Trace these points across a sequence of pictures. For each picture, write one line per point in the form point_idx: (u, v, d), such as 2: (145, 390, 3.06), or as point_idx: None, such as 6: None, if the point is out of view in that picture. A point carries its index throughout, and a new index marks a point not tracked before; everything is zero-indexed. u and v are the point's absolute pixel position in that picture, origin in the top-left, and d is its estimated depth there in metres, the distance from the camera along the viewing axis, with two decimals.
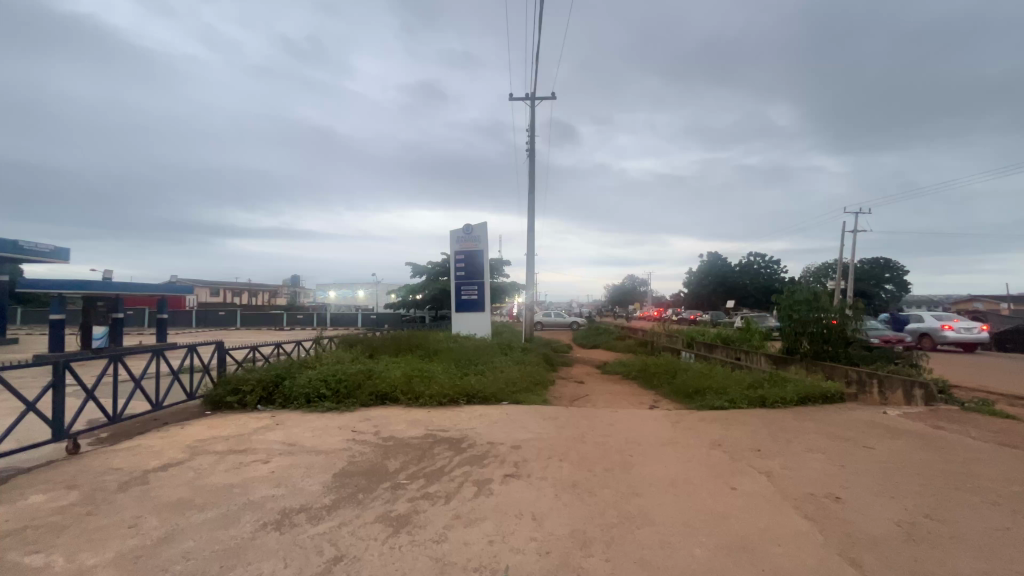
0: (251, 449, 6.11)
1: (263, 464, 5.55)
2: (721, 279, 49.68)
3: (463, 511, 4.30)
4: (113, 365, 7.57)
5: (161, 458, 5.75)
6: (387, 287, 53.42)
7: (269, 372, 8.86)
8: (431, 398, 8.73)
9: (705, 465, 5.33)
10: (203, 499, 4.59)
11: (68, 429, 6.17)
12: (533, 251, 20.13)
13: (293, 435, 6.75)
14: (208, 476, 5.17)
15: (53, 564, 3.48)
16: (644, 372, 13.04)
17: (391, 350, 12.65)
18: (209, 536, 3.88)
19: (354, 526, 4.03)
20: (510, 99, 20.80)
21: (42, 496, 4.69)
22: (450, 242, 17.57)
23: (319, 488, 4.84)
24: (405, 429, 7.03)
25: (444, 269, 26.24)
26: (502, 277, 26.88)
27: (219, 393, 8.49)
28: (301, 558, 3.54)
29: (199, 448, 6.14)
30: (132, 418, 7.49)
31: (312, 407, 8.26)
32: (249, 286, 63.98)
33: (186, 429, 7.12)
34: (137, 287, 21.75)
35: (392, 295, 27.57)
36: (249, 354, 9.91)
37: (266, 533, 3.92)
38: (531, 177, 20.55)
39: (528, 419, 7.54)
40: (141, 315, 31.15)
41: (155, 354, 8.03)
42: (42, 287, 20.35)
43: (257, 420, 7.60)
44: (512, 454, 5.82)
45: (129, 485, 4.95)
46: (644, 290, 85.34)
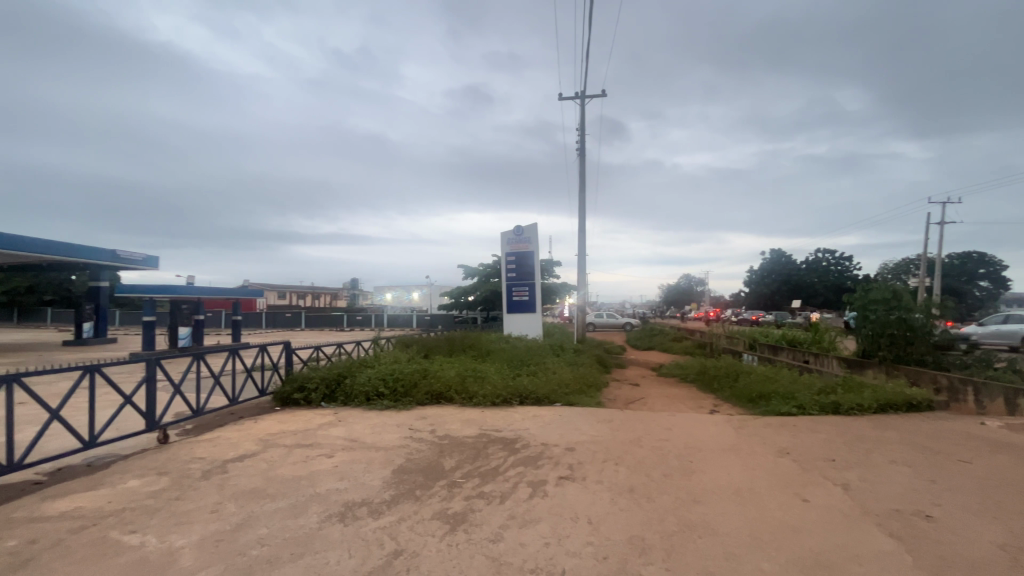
0: (317, 443, 6.44)
1: (328, 458, 5.84)
2: (787, 277, 46.81)
3: (518, 512, 4.30)
4: (196, 363, 8.24)
5: (237, 449, 6.19)
6: (440, 289, 54.68)
7: (332, 370, 9.31)
8: (484, 398, 8.82)
9: (773, 474, 5.02)
10: (274, 489, 4.89)
11: (159, 421, 6.77)
12: (584, 251, 19.90)
13: (355, 431, 7.05)
14: (278, 468, 5.50)
15: (148, 544, 3.83)
16: (703, 375, 12.52)
17: (445, 351, 12.91)
18: (281, 524, 4.12)
19: (412, 522, 4.14)
20: (559, 99, 20.67)
21: (138, 481, 5.17)
22: (501, 244, 17.68)
23: (379, 483, 5.02)
24: (460, 428, 7.15)
25: (495, 271, 26.53)
26: (553, 278, 26.79)
27: (287, 390, 9.01)
28: (364, 550, 3.68)
29: (271, 441, 6.56)
30: (213, 412, 8.10)
31: (372, 405, 8.59)
32: (313, 289, 67.69)
33: (259, 423, 7.62)
34: (215, 291, 23.57)
35: (445, 296, 28.14)
36: (314, 353, 10.47)
37: (331, 524, 4.10)
38: (582, 177, 20.32)
39: (582, 421, 7.45)
40: (219, 317, 33.77)
41: (231, 352, 8.65)
42: (135, 290, 22.49)
43: (321, 416, 8.02)
44: (566, 456, 5.77)
45: (210, 473, 5.36)
46: (701, 290, 82.04)
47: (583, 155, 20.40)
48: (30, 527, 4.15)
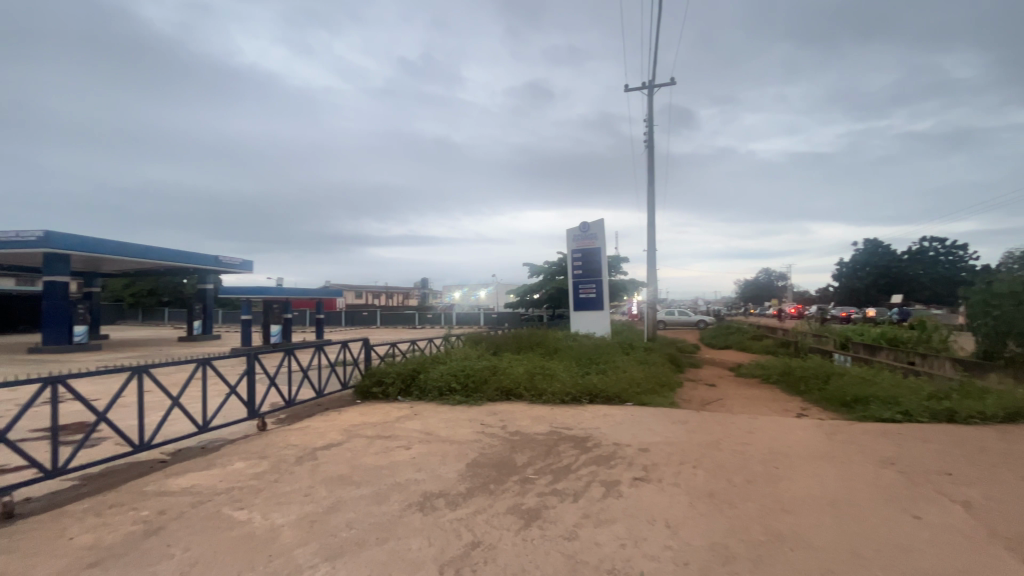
0: (395, 435, 6.77)
1: (406, 449, 6.13)
2: (884, 270, 42.32)
3: (592, 511, 4.25)
4: (288, 357, 8.98)
5: (325, 438, 6.68)
6: (506, 288, 55.37)
7: (407, 366, 9.74)
8: (553, 395, 8.82)
9: (875, 486, 4.57)
10: (359, 477, 5.21)
11: (258, 410, 7.46)
12: (653, 246, 19.25)
13: (429, 425, 7.33)
14: (362, 457, 5.85)
15: (253, 520, 4.24)
16: (788, 376, 11.64)
17: (513, 348, 13.04)
18: (366, 510, 4.38)
19: (488, 515, 4.23)
20: (625, 90, 20.17)
21: (243, 463, 5.74)
22: (567, 241, 17.55)
23: (455, 476, 5.18)
24: (531, 425, 7.20)
25: (560, 268, 26.41)
26: (621, 275, 26.18)
27: (367, 383, 9.55)
28: (443, 539, 3.82)
29: (354, 432, 7.00)
30: (303, 403, 8.80)
31: (444, 400, 8.89)
32: (386, 288, 71.28)
33: (343, 415, 8.17)
34: (301, 292, 25.51)
35: (511, 295, 28.40)
36: (390, 350, 11.02)
37: (412, 513, 4.30)
38: (650, 170, 19.64)
39: (656, 422, 7.22)
40: (304, 316, 36.57)
41: (317, 348, 9.33)
42: (234, 291, 24.89)
43: (398, 409, 8.43)
44: (640, 457, 5.63)
45: (303, 459, 5.82)
46: (783, 285, 76.39)
47: (651, 148, 19.71)
48: (159, 499, 4.74)
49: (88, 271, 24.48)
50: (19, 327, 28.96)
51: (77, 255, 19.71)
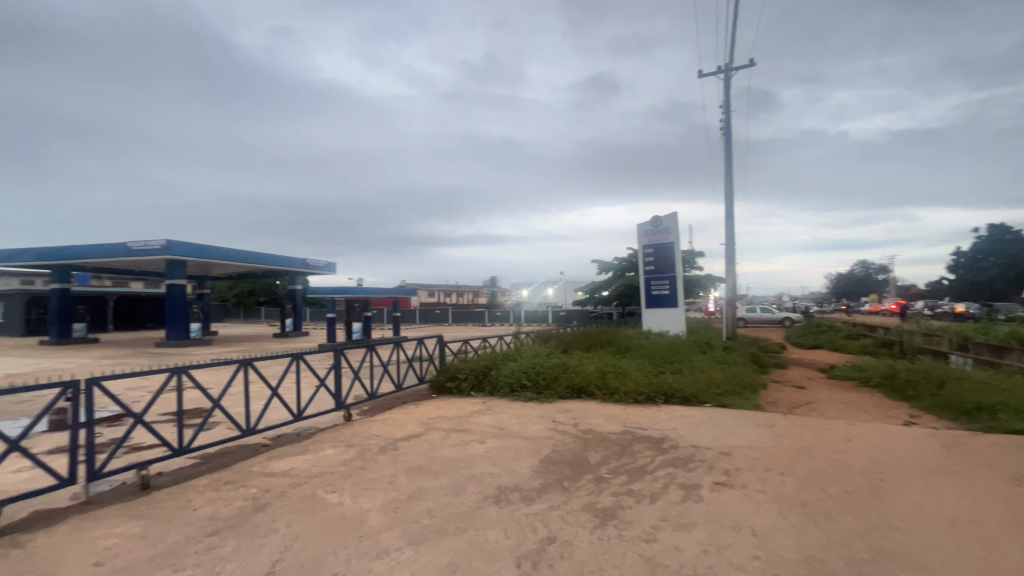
0: (470, 429, 6.98)
1: (480, 443, 6.30)
2: (1013, 260, 36.77)
3: (671, 514, 4.13)
4: (370, 353, 9.55)
5: (405, 430, 7.03)
6: (574, 285, 54.95)
7: (479, 362, 9.99)
8: (627, 395, 8.64)
9: (1008, 507, 4.00)
10: (437, 468, 5.44)
11: (345, 402, 8.02)
12: (731, 239, 18.17)
13: (502, 420, 7.47)
14: (439, 449, 6.10)
15: (344, 503, 4.57)
16: (892, 380, 10.50)
17: (583, 346, 12.91)
18: (445, 500, 4.56)
19: (563, 512, 4.24)
20: (698, 77, 19.20)
21: (333, 450, 6.20)
22: (638, 237, 17.06)
23: (529, 471, 5.25)
24: (603, 423, 7.11)
25: (631, 265, 25.75)
26: (696, 270, 24.97)
27: (441, 378, 9.92)
28: (519, 533, 3.88)
29: (431, 424, 7.31)
30: (384, 396, 9.33)
31: (515, 396, 9.03)
32: (457, 287, 73.48)
33: (420, 408, 8.56)
34: (380, 291, 26.99)
35: (579, 292, 28.09)
36: (463, 346, 11.36)
37: (488, 505, 4.42)
38: (728, 159, 18.55)
39: (738, 425, 6.84)
40: (382, 314, 38.67)
41: (395, 344, 9.84)
42: (320, 290, 26.88)
43: (472, 404, 8.68)
44: (721, 461, 5.37)
45: (385, 449, 6.18)
46: (885, 278, 68.86)
47: (727, 136, 18.62)
48: (263, 479, 5.27)
49: (201, 274, 27.59)
50: (147, 324, 33.29)
51: (192, 260, 22.29)
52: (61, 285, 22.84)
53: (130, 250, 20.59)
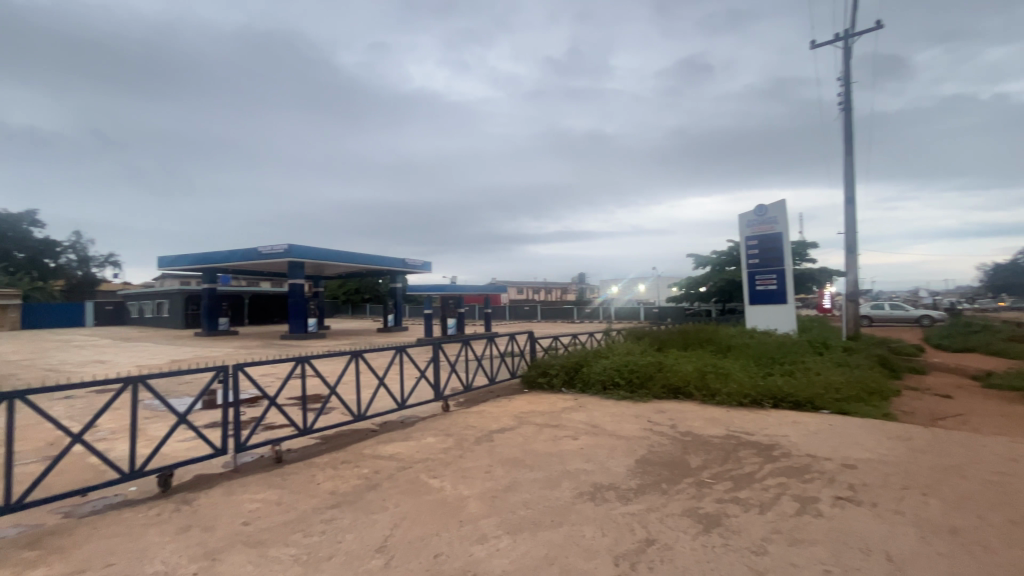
0: (562, 425, 7.00)
1: (573, 439, 6.30)
2: None
3: (785, 527, 3.80)
4: (465, 347, 9.96)
5: (499, 423, 7.25)
6: (667, 281, 52.51)
7: (570, 359, 9.97)
8: (729, 397, 8.08)
9: None
10: (531, 461, 5.55)
11: (443, 393, 8.45)
12: (853, 227, 16.15)
13: (595, 418, 7.39)
14: (533, 443, 6.20)
15: (445, 489, 4.83)
16: None
17: (680, 345, 12.29)
18: (541, 493, 4.64)
19: (662, 514, 4.10)
20: (812, 47, 17.27)
21: (434, 438, 6.58)
22: (740, 228, 15.85)
23: (624, 470, 5.15)
24: (703, 426, 6.74)
25: (731, 258, 24.02)
26: (809, 262, 22.59)
27: (533, 374, 10.03)
28: (616, 532, 3.83)
29: (525, 419, 7.44)
30: (479, 389, 9.66)
31: (608, 394, 8.88)
32: (545, 284, 73.86)
33: (513, 402, 8.76)
34: (472, 289, 27.99)
35: (673, 288, 26.76)
36: (553, 342, 11.39)
37: (583, 502, 4.41)
38: (848, 137, 16.51)
39: (864, 435, 6.09)
40: (474, 311, 40.09)
41: (489, 339, 10.13)
42: (418, 287, 28.52)
43: (564, 400, 8.69)
44: (844, 473, 4.83)
45: (481, 440, 6.43)
46: None
47: (847, 111, 16.57)
48: (373, 461, 5.74)
49: (316, 274, 30.65)
50: (275, 319, 37.77)
51: (309, 262, 24.86)
52: (209, 285, 26.75)
53: (260, 254, 23.49)
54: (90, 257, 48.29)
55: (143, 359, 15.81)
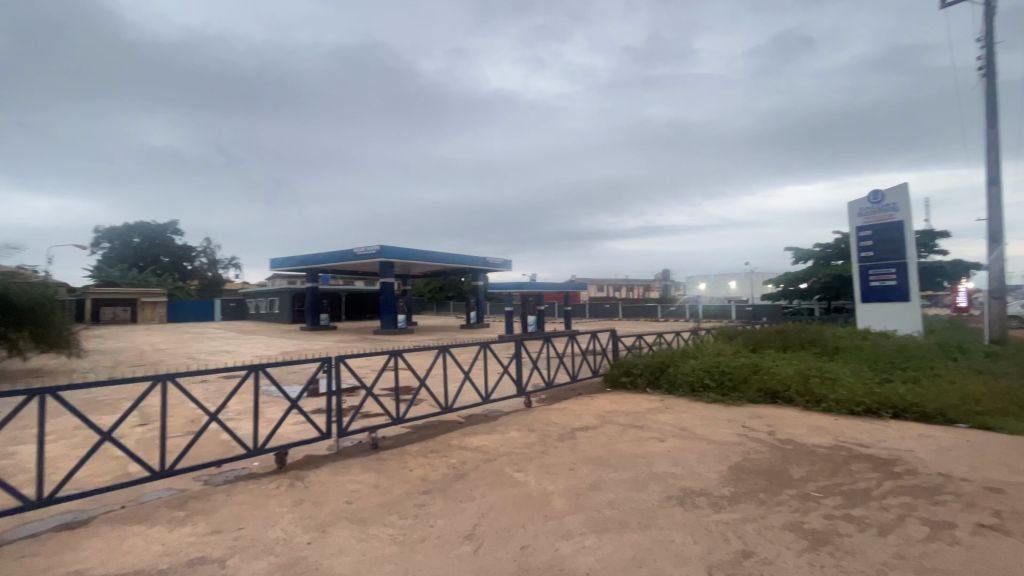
0: (648, 426, 6.79)
1: (660, 441, 6.09)
2: None
3: (910, 553, 3.38)
4: (546, 344, 9.99)
5: (582, 421, 7.21)
6: (761, 277, 48.69)
7: (655, 359, 9.63)
8: (838, 404, 7.34)
9: None
10: (616, 461, 5.45)
11: (525, 389, 8.56)
12: (997, 212, 13.82)
13: (683, 420, 7.07)
14: (617, 442, 6.09)
15: (529, 483, 4.91)
16: None
17: (778, 346, 11.36)
18: (626, 494, 4.54)
19: (760, 526, 3.83)
20: (942, 6, 15.00)
21: (517, 433, 6.70)
22: (850, 217, 14.26)
23: (717, 477, 4.88)
24: (807, 434, 6.18)
25: (838, 251, 21.69)
26: (937, 254, 19.73)
27: (616, 373, 9.81)
28: (709, 540, 3.65)
29: (608, 418, 7.32)
30: (560, 386, 9.65)
31: (697, 396, 8.45)
32: (626, 282, 71.82)
33: (595, 400, 8.65)
34: (552, 286, 27.97)
35: (769, 285, 24.73)
36: (637, 341, 11.04)
37: (672, 506, 4.25)
38: (990, 108, 14.15)
39: (1014, 456, 5.21)
40: (553, 309, 40.06)
41: (570, 337, 10.07)
42: (498, 285, 29.11)
43: (649, 401, 8.42)
44: (986, 497, 4.18)
45: (564, 437, 6.44)
46: None
47: (989, 77, 14.20)
48: (461, 452, 5.99)
49: (404, 273, 32.47)
50: (368, 315, 40.61)
51: (398, 261, 26.40)
52: (313, 284, 29.41)
53: (355, 255, 25.36)
54: (218, 261, 55.29)
55: (260, 350, 17.78)
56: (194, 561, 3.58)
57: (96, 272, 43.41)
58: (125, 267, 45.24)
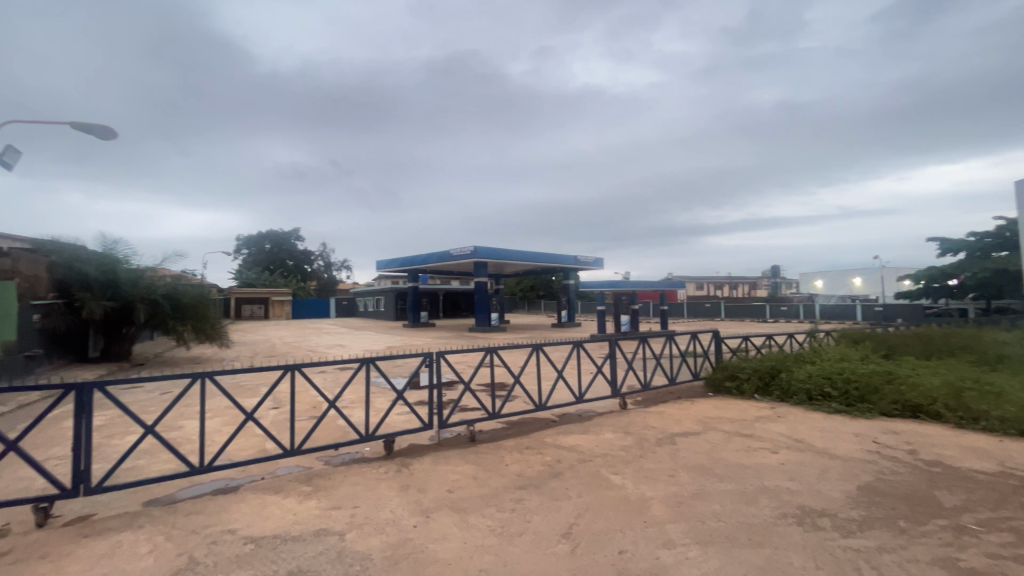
0: (757, 435, 6.26)
1: (772, 453, 5.58)
2: None
3: None
4: (642, 345, 9.61)
5: (682, 426, 6.84)
6: (895, 273, 42.54)
7: (764, 363, 8.84)
8: (1003, 423, 6.18)
9: None
10: (722, 471, 5.10)
11: (620, 391, 8.33)
12: None
13: (800, 431, 6.41)
14: (722, 451, 5.70)
15: (626, 487, 4.78)
16: None
17: (919, 352, 9.84)
18: (734, 507, 4.23)
19: (899, 558, 3.36)
20: None
21: (613, 435, 6.55)
22: (1016, 200, 11.94)
23: (843, 497, 4.36)
24: (961, 457, 5.27)
25: (1000, 241, 18.25)
26: None
27: (719, 377, 9.15)
28: (835, 567, 3.27)
29: (711, 424, 6.88)
30: (658, 388, 9.25)
31: (815, 405, 7.61)
32: (730, 279, 66.84)
33: (697, 405, 8.16)
34: (646, 284, 26.97)
35: (906, 282, 21.53)
36: (743, 344, 10.22)
37: (788, 524, 3.88)
38: None
39: None
40: (648, 308, 38.59)
41: (667, 338, 9.59)
42: (590, 283, 28.70)
43: (758, 408, 7.75)
44: None
45: (663, 441, 6.17)
46: None
47: None
48: (555, 450, 6.00)
49: (497, 273, 33.36)
50: (463, 313, 42.37)
51: (491, 262, 27.19)
52: (414, 284, 31.37)
53: (452, 256, 26.57)
54: (333, 264, 61.33)
55: (369, 345, 19.35)
56: (319, 532, 4.01)
57: (238, 275, 50.40)
58: (259, 270, 51.98)
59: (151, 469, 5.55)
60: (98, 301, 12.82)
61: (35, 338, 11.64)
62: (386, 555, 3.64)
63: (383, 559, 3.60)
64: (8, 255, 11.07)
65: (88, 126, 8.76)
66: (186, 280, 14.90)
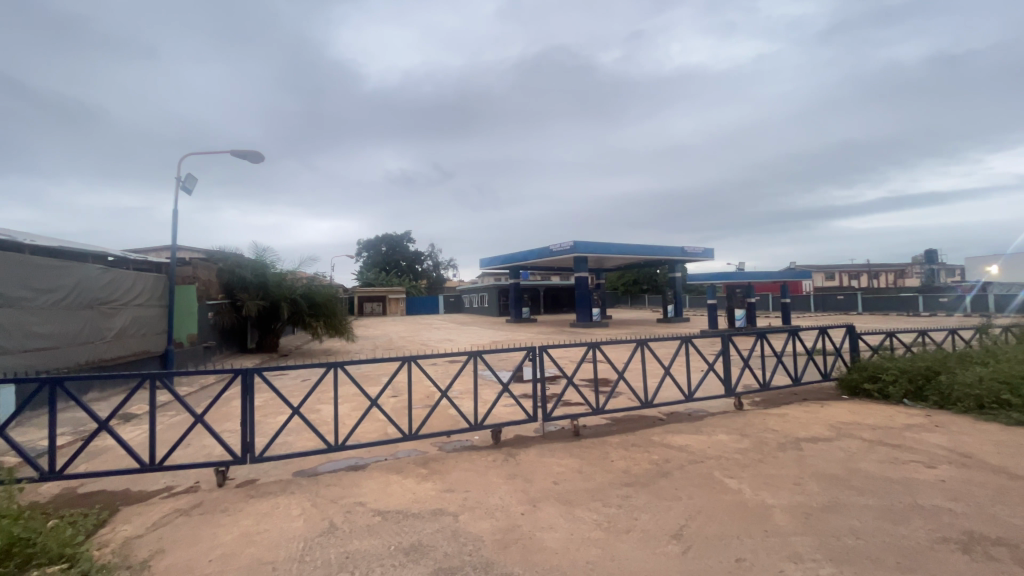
0: (908, 446, 5.42)
1: (928, 468, 4.79)
2: None
3: None
4: (760, 341, 8.82)
5: (810, 431, 6.17)
6: None
7: (915, 363, 7.63)
8: None
9: None
10: (860, 483, 4.51)
11: (735, 390, 7.74)
12: None
13: (967, 445, 5.41)
14: (861, 461, 5.04)
15: (743, 492, 4.46)
16: None
17: None
18: (876, 525, 3.73)
19: None
20: None
21: (727, 436, 6.13)
22: None
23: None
24: None
25: None
26: None
27: (857, 378, 8.03)
28: None
29: (847, 431, 6.10)
30: (780, 389, 8.41)
31: (989, 415, 6.36)
32: (871, 267, 58.31)
33: (828, 409, 7.29)
34: (765, 276, 24.66)
35: None
36: (888, 341, 8.90)
37: (949, 551, 3.33)
38: None
39: None
40: (767, 301, 35.30)
41: (791, 334, 8.67)
42: (700, 275, 26.98)
43: (908, 415, 6.71)
44: None
45: (786, 446, 5.63)
46: None
47: None
48: (663, 449, 5.78)
49: (597, 268, 32.84)
50: (564, 309, 42.49)
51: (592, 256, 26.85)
52: (516, 280, 32.15)
53: (552, 252, 26.72)
54: (441, 263, 65.23)
55: (475, 339, 20.26)
56: (436, 511, 4.33)
57: (361, 276, 55.90)
58: (377, 271, 57.08)
59: (298, 444, 6.43)
60: (254, 301, 15.11)
61: (211, 332, 14.08)
62: (496, 538, 3.83)
63: (494, 542, 3.79)
64: (190, 263, 13.53)
65: (243, 152, 10.34)
66: (319, 281, 16.90)
